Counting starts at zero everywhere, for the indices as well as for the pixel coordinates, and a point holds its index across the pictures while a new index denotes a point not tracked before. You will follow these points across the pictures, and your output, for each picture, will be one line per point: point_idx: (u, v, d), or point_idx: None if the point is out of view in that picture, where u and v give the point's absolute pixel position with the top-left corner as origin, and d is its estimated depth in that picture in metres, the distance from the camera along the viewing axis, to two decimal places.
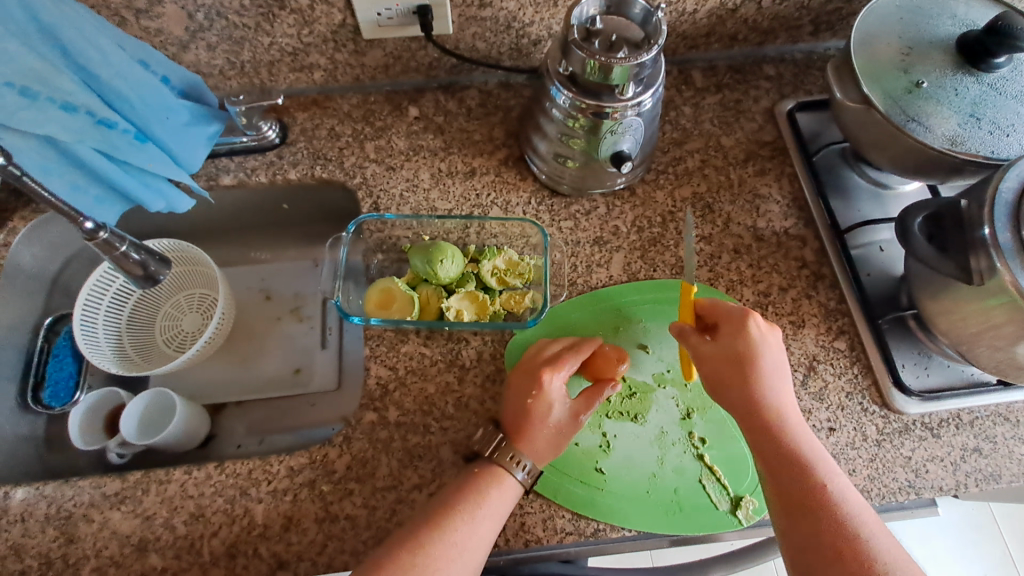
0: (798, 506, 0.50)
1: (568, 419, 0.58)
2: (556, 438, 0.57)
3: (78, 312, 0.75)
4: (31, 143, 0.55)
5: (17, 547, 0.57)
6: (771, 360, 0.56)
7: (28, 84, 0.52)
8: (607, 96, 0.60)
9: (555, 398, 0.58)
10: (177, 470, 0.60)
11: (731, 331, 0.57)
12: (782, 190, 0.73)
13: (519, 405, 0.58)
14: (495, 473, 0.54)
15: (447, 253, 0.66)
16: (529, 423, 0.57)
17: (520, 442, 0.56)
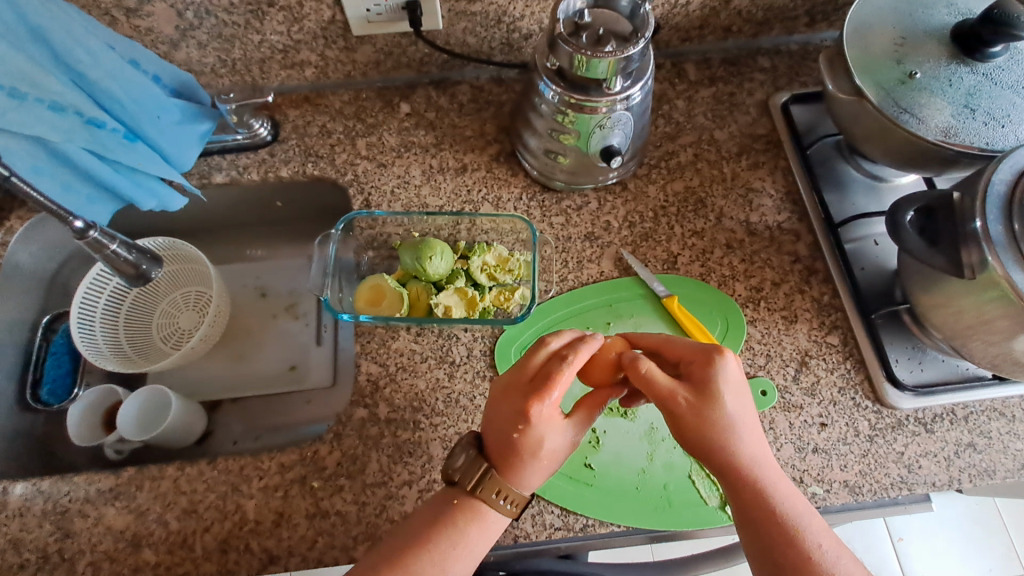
0: (782, 566, 0.45)
1: (567, 442, 0.51)
2: (554, 463, 0.51)
3: (75, 311, 0.76)
4: (21, 143, 0.55)
5: (15, 541, 0.58)
6: (735, 400, 0.49)
7: (17, 85, 0.52)
8: (595, 91, 0.60)
9: (553, 423, 0.49)
10: (170, 466, 0.60)
11: (695, 372, 0.50)
12: (775, 183, 0.73)
13: (509, 437, 0.49)
14: (475, 506, 0.49)
15: (436, 249, 0.66)
16: (522, 455, 0.49)
17: (507, 475, 0.49)
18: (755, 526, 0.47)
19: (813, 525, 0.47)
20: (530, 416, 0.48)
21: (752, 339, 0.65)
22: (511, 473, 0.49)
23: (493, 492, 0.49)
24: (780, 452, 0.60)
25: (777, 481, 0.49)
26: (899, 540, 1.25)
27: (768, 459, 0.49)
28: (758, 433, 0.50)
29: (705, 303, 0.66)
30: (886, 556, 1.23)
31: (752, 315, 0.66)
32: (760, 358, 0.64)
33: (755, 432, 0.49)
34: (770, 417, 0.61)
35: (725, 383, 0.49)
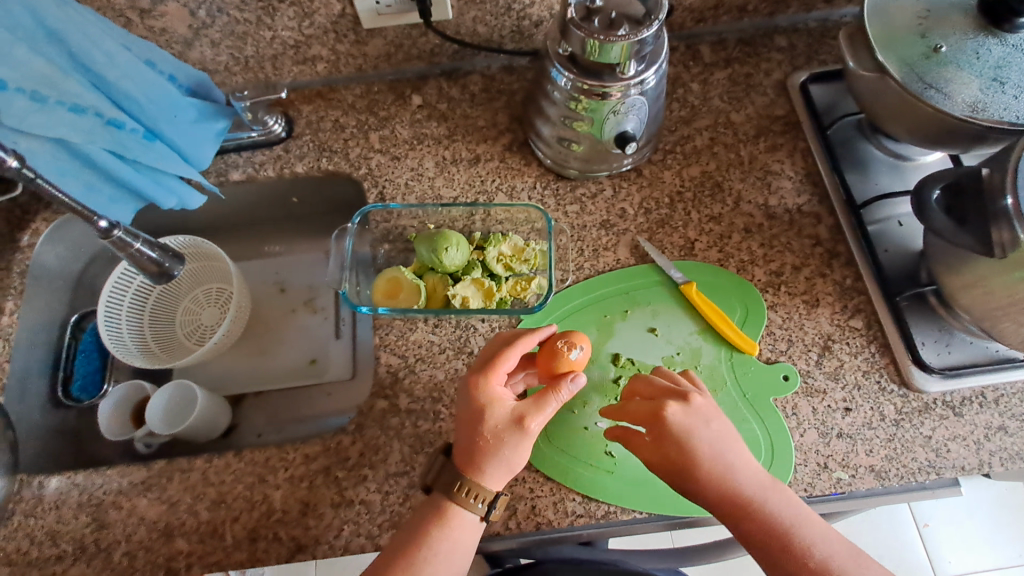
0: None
1: (514, 422, 0.53)
2: (503, 446, 0.52)
3: (102, 308, 0.78)
4: (45, 146, 0.56)
5: (52, 533, 0.60)
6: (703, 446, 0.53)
7: (38, 88, 0.53)
8: (608, 76, 0.59)
9: (496, 397, 0.54)
10: (198, 458, 0.62)
11: (654, 424, 0.54)
12: (795, 165, 0.71)
13: (461, 421, 0.55)
14: (446, 505, 0.53)
15: (452, 240, 0.65)
16: (469, 433, 0.54)
17: (464, 463, 0.53)
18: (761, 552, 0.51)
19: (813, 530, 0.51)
20: (471, 388, 0.55)
21: (772, 325, 0.64)
22: (464, 461, 0.53)
23: (457, 486, 0.53)
24: (804, 437, 0.59)
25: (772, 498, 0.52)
26: (925, 526, 1.23)
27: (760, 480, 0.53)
28: (743, 459, 0.53)
29: (722, 289, 0.65)
30: (911, 543, 1.22)
31: (773, 301, 0.65)
32: (782, 344, 0.63)
33: (738, 457, 0.53)
34: (792, 403, 0.61)
35: (686, 429, 0.53)
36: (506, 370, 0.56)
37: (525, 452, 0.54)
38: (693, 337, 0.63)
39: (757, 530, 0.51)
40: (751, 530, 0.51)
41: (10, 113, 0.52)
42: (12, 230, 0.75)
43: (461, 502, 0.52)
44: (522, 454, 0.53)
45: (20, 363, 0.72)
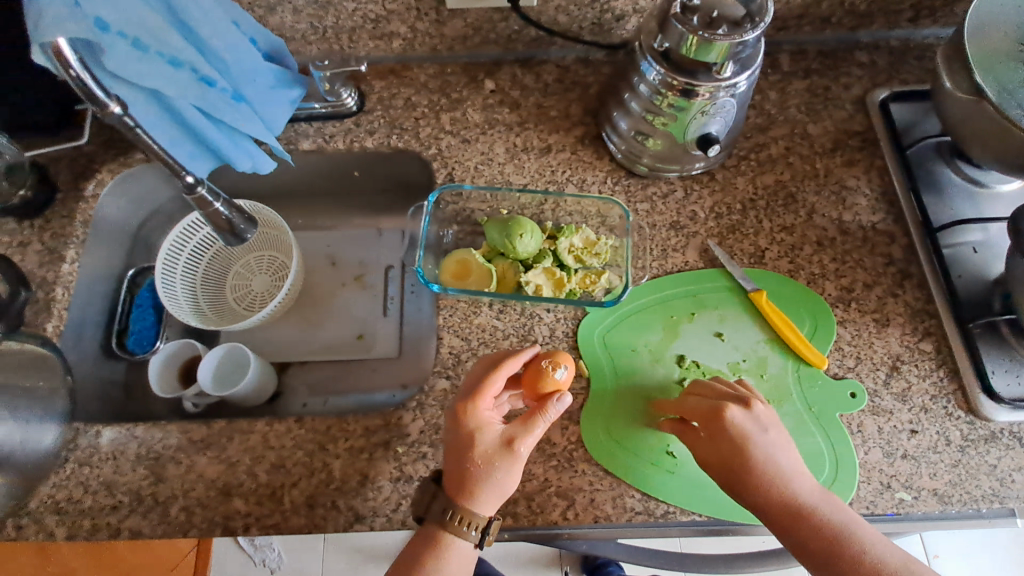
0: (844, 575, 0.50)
1: (505, 447, 0.54)
2: (495, 472, 0.53)
3: (159, 266, 0.78)
4: (138, 96, 0.55)
5: (108, 483, 0.61)
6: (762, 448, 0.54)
7: (139, 36, 0.50)
8: (703, 74, 0.58)
9: (485, 423, 0.55)
10: (260, 422, 0.62)
11: (711, 426, 0.55)
12: (871, 182, 0.71)
13: (449, 449, 0.55)
14: (438, 535, 0.54)
15: (526, 228, 0.65)
16: (457, 461, 0.54)
17: (456, 492, 0.54)
18: (811, 552, 0.52)
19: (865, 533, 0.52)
20: (458, 415, 0.55)
21: (843, 339, 0.64)
22: (456, 488, 0.53)
23: (450, 516, 0.53)
24: (868, 455, 0.60)
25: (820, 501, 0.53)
26: (935, 558, 1.21)
27: (810, 484, 0.54)
28: (790, 462, 0.55)
29: (792, 301, 0.65)
30: None
31: (843, 316, 0.65)
32: (849, 360, 0.63)
33: (787, 460, 0.55)
34: (858, 421, 0.61)
35: (744, 431, 0.54)
36: (493, 394, 0.56)
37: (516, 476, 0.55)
38: (760, 345, 0.63)
39: (808, 531, 0.52)
40: (804, 532, 0.52)
41: (113, 59, 0.49)
42: (77, 177, 0.74)
43: (457, 532, 0.53)
44: (514, 478, 0.54)
45: (78, 311, 0.73)
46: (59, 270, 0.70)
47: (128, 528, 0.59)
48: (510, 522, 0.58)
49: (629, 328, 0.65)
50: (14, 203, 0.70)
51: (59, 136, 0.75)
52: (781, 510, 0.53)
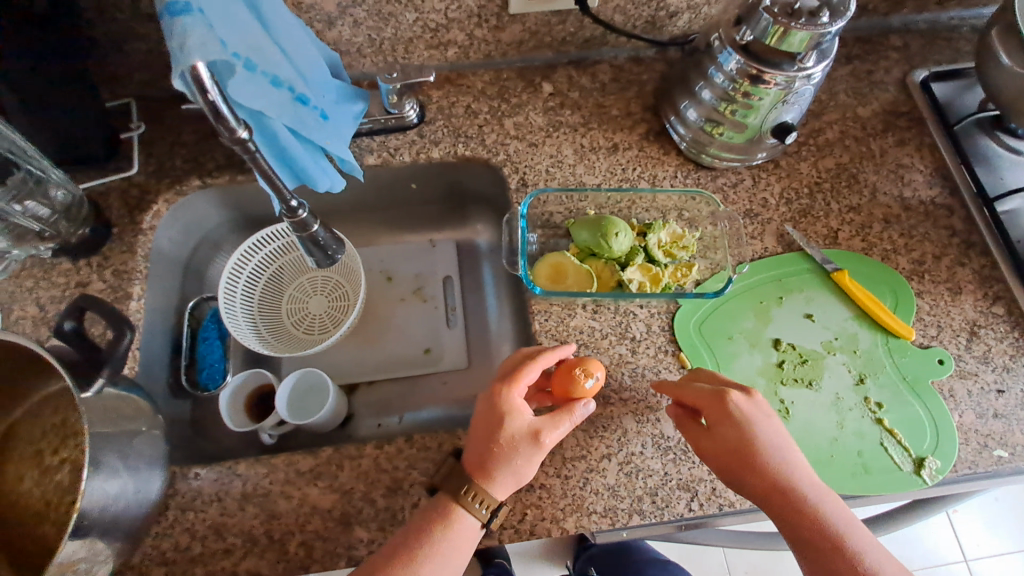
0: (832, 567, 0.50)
1: (528, 438, 0.53)
2: (512, 458, 0.52)
3: (220, 293, 0.74)
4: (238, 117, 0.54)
5: (216, 526, 0.58)
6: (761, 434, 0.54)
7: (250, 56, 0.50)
8: (786, 65, 0.59)
9: (515, 408, 0.54)
10: (368, 445, 0.61)
11: (720, 410, 0.55)
12: (924, 159, 0.75)
13: (472, 429, 0.55)
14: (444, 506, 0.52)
15: (619, 227, 0.66)
16: (483, 444, 0.53)
17: (474, 470, 0.53)
18: (803, 540, 0.51)
19: (859, 538, 0.51)
20: (491, 395, 0.55)
21: (922, 311, 0.66)
22: (475, 467, 0.53)
23: (462, 489, 0.52)
24: (963, 418, 0.62)
25: (818, 499, 0.53)
26: (954, 513, 1.25)
27: (796, 477, 0.54)
28: (788, 458, 0.55)
29: (871, 278, 0.68)
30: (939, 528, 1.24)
31: (919, 288, 0.68)
32: (932, 329, 0.66)
33: (783, 456, 0.55)
34: (948, 386, 0.63)
35: (749, 419, 0.55)
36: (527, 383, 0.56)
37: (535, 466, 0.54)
38: (849, 322, 0.66)
39: (806, 521, 0.51)
40: (802, 520, 0.51)
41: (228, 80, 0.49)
42: (132, 211, 0.71)
43: (463, 504, 0.51)
44: (532, 467, 0.53)
45: (146, 350, 0.69)
46: (127, 308, 0.66)
47: (245, 571, 0.56)
48: (639, 521, 0.58)
49: (723, 316, 0.66)
50: (74, 243, 0.67)
51: (106, 167, 0.73)
52: (782, 497, 0.52)
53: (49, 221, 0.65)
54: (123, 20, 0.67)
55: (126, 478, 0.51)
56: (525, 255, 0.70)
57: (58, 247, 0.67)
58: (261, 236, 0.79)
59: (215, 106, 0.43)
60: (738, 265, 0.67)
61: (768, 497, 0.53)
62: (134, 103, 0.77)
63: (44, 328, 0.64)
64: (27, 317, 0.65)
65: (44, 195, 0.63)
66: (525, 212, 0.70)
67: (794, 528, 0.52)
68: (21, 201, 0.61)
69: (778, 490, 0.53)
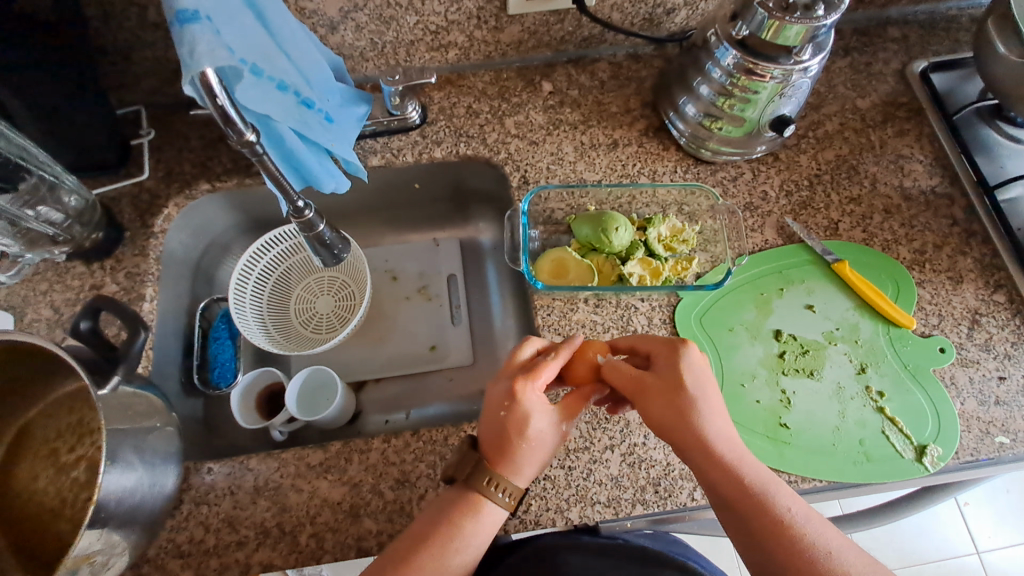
0: (746, 527, 0.46)
1: (558, 430, 0.54)
2: (544, 451, 0.53)
3: (230, 293, 0.76)
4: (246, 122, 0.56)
5: (229, 519, 0.59)
6: (701, 388, 0.51)
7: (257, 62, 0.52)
8: (783, 58, 0.59)
9: (541, 405, 0.52)
10: (375, 439, 0.62)
11: (663, 358, 0.53)
12: (923, 149, 0.75)
13: (489, 414, 0.53)
14: (466, 494, 0.51)
15: (619, 221, 0.67)
16: (514, 440, 0.51)
17: (499, 464, 0.51)
18: (722, 495, 0.48)
19: (795, 505, 0.46)
20: (516, 393, 0.52)
21: (923, 300, 0.67)
22: (507, 463, 0.51)
23: (486, 480, 0.50)
24: (964, 405, 0.62)
25: (748, 460, 0.49)
26: (965, 504, 1.24)
27: (733, 436, 0.50)
28: (725, 416, 0.51)
29: (873, 269, 0.68)
30: (951, 520, 1.23)
31: (920, 277, 0.68)
32: (933, 318, 0.66)
33: (721, 417, 0.51)
34: (950, 373, 0.64)
35: (691, 371, 0.52)
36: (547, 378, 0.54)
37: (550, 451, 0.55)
38: (850, 312, 0.66)
39: (726, 475, 0.48)
40: (719, 475, 0.48)
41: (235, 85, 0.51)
42: (143, 215, 0.73)
43: (489, 496, 0.50)
44: (550, 454, 0.55)
45: (159, 351, 0.71)
46: (140, 309, 0.68)
47: (259, 562, 0.57)
48: (641, 510, 0.58)
49: (724, 309, 0.67)
50: (87, 247, 0.68)
51: (117, 173, 0.75)
52: (704, 451, 0.49)
53: (62, 226, 0.66)
54: (131, 29, 0.69)
55: (141, 472, 0.53)
56: (526, 251, 0.71)
57: (71, 251, 0.69)
58: (269, 238, 0.81)
59: (224, 112, 0.44)
60: (738, 257, 0.68)
61: (692, 449, 0.50)
62: (144, 111, 0.79)
63: (58, 330, 0.66)
64: (42, 319, 0.67)
65: (56, 200, 0.64)
66: (526, 209, 0.71)
67: (713, 483, 0.48)
68: (34, 206, 0.62)
69: (703, 442, 0.49)
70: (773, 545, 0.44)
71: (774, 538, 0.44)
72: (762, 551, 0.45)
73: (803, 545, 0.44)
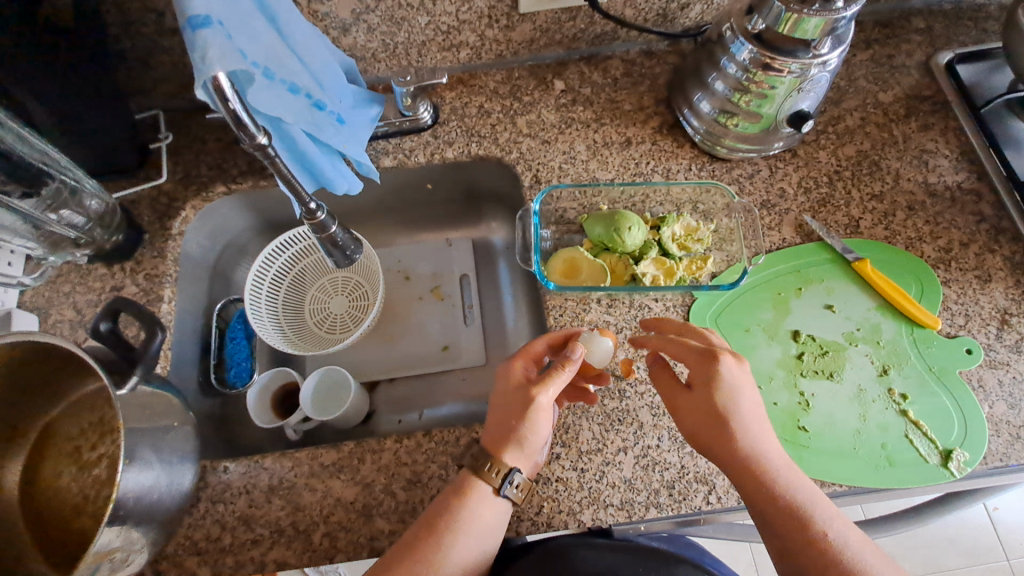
0: (784, 545, 0.46)
1: (522, 397, 0.52)
2: (512, 420, 0.52)
3: (247, 294, 0.77)
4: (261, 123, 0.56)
5: (245, 518, 0.60)
6: (740, 405, 0.50)
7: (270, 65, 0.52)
8: (802, 52, 0.58)
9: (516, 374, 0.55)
10: (388, 439, 0.63)
11: (699, 368, 0.52)
12: (949, 144, 0.73)
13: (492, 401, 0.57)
14: (475, 485, 0.51)
15: (632, 220, 0.66)
16: (493, 417, 0.54)
17: (485, 435, 0.53)
18: (760, 513, 0.48)
19: (834, 524, 0.46)
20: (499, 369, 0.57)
21: (948, 300, 0.65)
22: (488, 439, 0.52)
23: (485, 465, 0.51)
24: (993, 409, 0.60)
25: (789, 476, 0.48)
26: (996, 510, 1.19)
27: (771, 449, 0.49)
28: (763, 426, 0.50)
29: (897, 268, 0.66)
30: (979, 526, 1.19)
31: (945, 276, 0.66)
32: (960, 318, 0.64)
33: (763, 432, 0.50)
34: (978, 376, 0.61)
35: (728, 383, 0.50)
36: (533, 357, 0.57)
37: (541, 423, 0.52)
38: (871, 313, 0.65)
39: (763, 491, 0.47)
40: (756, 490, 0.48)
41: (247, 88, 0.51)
42: (161, 218, 0.74)
43: (484, 477, 0.50)
44: (535, 427, 0.52)
45: (178, 350, 0.72)
46: (158, 310, 0.69)
47: (273, 560, 0.58)
48: (655, 513, 0.58)
49: (739, 309, 0.65)
50: (108, 249, 0.70)
51: (137, 177, 0.77)
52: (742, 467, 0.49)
53: (83, 229, 0.67)
54: (149, 35, 0.71)
55: (159, 471, 0.54)
56: (538, 251, 0.70)
57: (93, 253, 0.70)
58: (284, 239, 0.81)
59: (237, 115, 0.45)
60: (753, 257, 0.66)
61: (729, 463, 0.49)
62: (161, 115, 0.80)
63: (81, 330, 0.68)
64: (65, 320, 0.68)
65: (79, 204, 0.65)
66: (538, 209, 0.71)
67: (751, 497, 0.48)
68: (56, 210, 0.63)
69: (742, 455, 0.49)
70: (809, 562, 0.44)
71: (810, 555, 0.44)
72: (802, 570, 0.44)
73: (844, 565, 0.43)
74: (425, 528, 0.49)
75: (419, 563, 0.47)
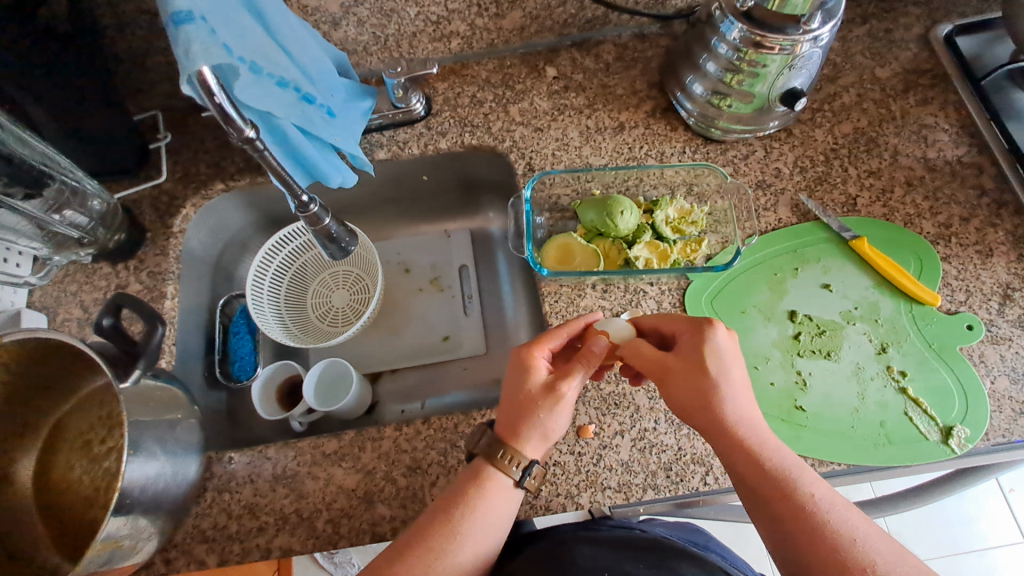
0: (767, 509, 0.45)
1: (548, 390, 0.52)
2: (537, 412, 0.51)
3: (249, 289, 0.78)
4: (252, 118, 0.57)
5: (250, 506, 0.61)
6: (724, 372, 0.50)
7: (256, 60, 0.53)
8: (791, 28, 0.57)
9: (535, 367, 0.53)
10: (388, 427, 0.64)
11: (686, 339, 0.52)
12: (949, 118, 0.71)
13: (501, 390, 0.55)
14: (491, 471, 0.51)
15: (624, 204, 0.66)
16: (508, 406, 0.53)
17: (498, 426, 0.52)
18: (741, 477, 0.47)
19: (821, 490, 0.45)
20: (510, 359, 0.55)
21: (948, 276, 0.64)
22: (504, 428, 0.52)
23: (500, 452, 0.50)
24: (995, 384, 0.59)
25: (774, 443, 0.47)
26: (1012, 492, 1.19)
27: (755, 416, 0.49)
28: (747, 394, 0.50)
29: (896, 245, 0.65)
30: (995, 509, 1.18)
31: (945, 252, 0.65)
32: (960, 294, 0.63)
33: (745, 397, 0.49)
34: (979, 351, 0.61)
35: (715, 352, 0.50)
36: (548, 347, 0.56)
37: (562, 417, 0.52)
38: (870, 291, 0.64)
39: (746, 455, 0.47)
40: (740, 457, 0.47)
41: (235, 83, 0.52)
42: (162, 216, 0.76)
43: (501, 467, 0.50)
44: (559, 419, 0.52)
45: (182, 346, 0.73)
46: (162, 306, 0.71)
47: (279, 547, 0.59)
48: (653, 495, 0.58)
49: (736, 290, 0.65)
50: (111, 248, 0.72)
51: (138, 177, 0.78)
52: (725, 433, 0.48)
53: (87, 228, 0.69)
54: (144, 36, 0.72)
55: (164, 461, 0.55)
56: (531, 238, 0.70)
57: (97, 252, 0.72)
58: (284, 234, 0.82)
59: (222, 109, 0.46)
60: (748, 238, 0.66)
61: (713, 431, 0.49)
62: (161, 115, 0.82)
63: (88, 328, 0.70)
64: (73, 318, 0.70)
65: (82, 205, 0.67)
66: (530, 196, 0.71)
67: (735, 464, 0.47)
68: (59, 211, 0.65)
69: (725, 422, 0.48)
70: (794, 527, 0.43)
71: (794, 520, 0.43)
72: (784, 537, 0.44)
73: (825, 529, 0.43)
74: (441, 514, 0.49)
75: (433, 549, 0.47)
